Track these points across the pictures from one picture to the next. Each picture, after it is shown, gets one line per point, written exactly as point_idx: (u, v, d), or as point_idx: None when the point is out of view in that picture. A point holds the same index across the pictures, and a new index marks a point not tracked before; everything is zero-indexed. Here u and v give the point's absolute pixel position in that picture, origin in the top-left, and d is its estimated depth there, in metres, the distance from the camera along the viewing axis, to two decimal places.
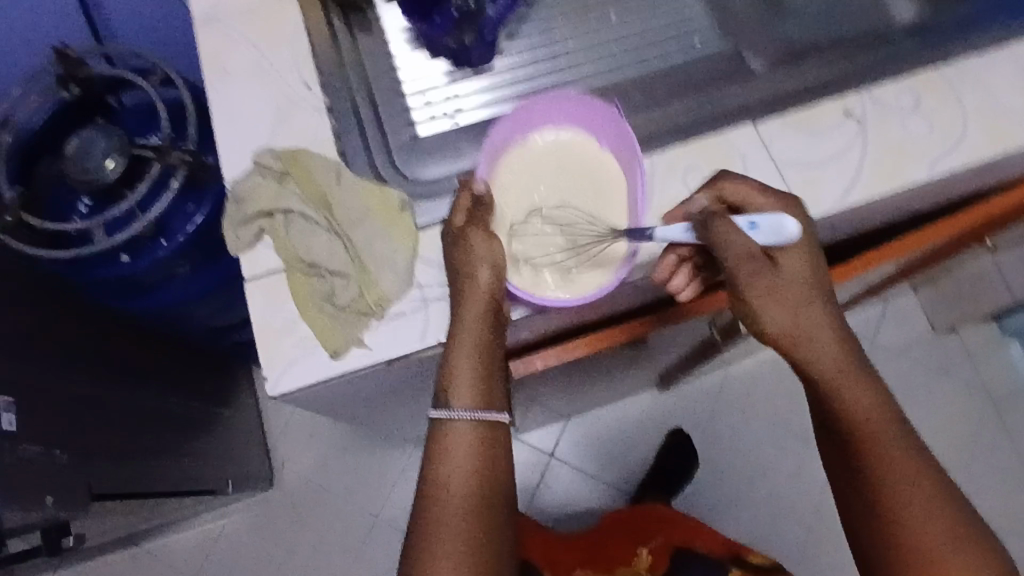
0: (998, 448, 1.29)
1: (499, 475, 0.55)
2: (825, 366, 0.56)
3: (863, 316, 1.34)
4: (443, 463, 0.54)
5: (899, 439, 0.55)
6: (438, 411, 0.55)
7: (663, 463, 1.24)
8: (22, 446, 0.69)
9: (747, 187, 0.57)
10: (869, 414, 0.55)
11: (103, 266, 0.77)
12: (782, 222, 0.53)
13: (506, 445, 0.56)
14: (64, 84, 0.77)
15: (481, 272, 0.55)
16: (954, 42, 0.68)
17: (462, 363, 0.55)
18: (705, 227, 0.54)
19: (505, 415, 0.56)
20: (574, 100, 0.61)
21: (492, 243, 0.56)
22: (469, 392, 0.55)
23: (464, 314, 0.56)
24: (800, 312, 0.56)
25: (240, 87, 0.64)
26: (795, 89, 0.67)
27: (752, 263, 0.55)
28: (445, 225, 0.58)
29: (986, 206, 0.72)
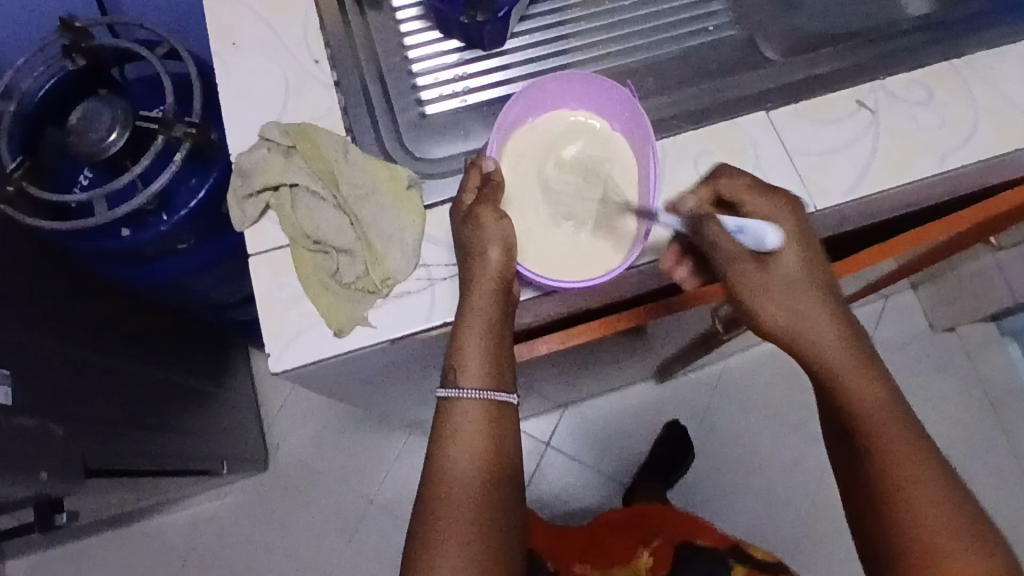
0: (992, 447, 1.29)
1: (503, 454, 0.55)
2: (822, 356, 0.57)
3: (863, 312, 1.34)
4: (448, 443, 0.54)
5: (899, 423, 0.55)
6: (446, 389, 0.56)
7: (661, 453, 1.24)
8: (17, 418, 0.69)
9: (739, 182, 0.58)
10: (867, 397, 0.56)
11: (104, 240, 0.77)
12: (764, 230, 0.55)
13: (513, 424, 0.57)
14: (68, 54, 0.76)
15: (492, 252, 0.54)
16: (970, 34, 0.67)
17: (471, 343, 0.55)
18: (696, 228, 0.57)
19: (512, 395, 0.57)
20: (586, 78, 0.59)
21: (502, 223, 0.55)
22: (477, 371, 0.55)
23: (473, 294, 0.55)
24: (798, 304, 0.57)
25: (247, 62, 0.64)
26: (809, 78, 0.66)
27: (748, 262, 0.57)
28: (453, 204, 0.58)
29: (996, 202, 0.71)
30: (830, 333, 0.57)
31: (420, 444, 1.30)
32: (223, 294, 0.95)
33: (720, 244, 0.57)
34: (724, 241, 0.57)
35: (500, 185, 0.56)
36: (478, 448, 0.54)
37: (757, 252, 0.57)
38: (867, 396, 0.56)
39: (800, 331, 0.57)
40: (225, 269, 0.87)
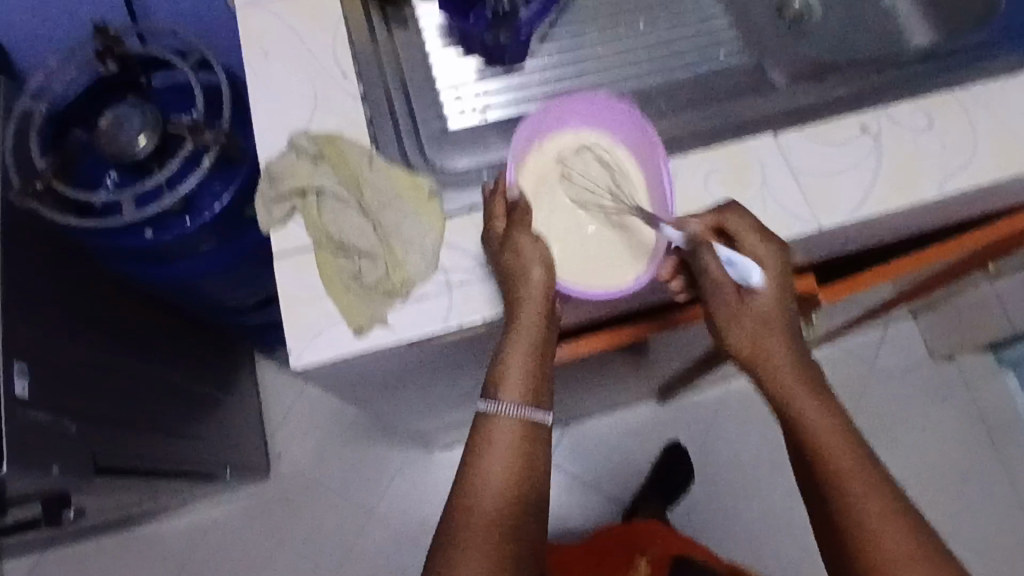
0: (990, 477, 1.29)
1: (529, 478, 0.56)
2: (788, 389, 0.59)
3: (862, 339, 1.36)
4: (476, 458, 0.56)
5: (864, 462, 0.56)
6: (486, 402, 0.57)
7: (661, 473, 1.26)
8: (32, 411, 0.70)
9: (744, 221, 0.59)
10: (831, 435, 0.57)
11: (128, 240, 0.79)
12: (752, 269, 0.58)
13: (546, 447, 0.58)
14: (102, 59, 0.79)
15: (535, 272, 0.56)
16: (969, 66, 0.70)
17: (514, 361, 0.57)
18: (692, 255, 0.58)
19: (547, 414, 0.58)
20: (590, 99, 0.62)
21: (540, 245, 0.57)
22: (519, 387, 0.57)
23: (519, 315, 0.57)
24: (767, 336, 0.59)
25: (278, 72, 0.66)
26: (815, 104, 0.69)
27: (731, 292, 0.59)
28: (484, 233, 0.59)
29: (996, 228, 0.74)
30: (795, 370, 0.59)
31: (422, 458, 1.31)
32: (237, 299, 0.97)
33: (710, 273, 0.59)
34: (715, 272, 0.59)
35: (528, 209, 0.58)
36: (506, 469, 0.56)
37: (742, 285, 0.59)
38: (830, 436, 0.57)
39: (765, 364, 0.60)
40: (242, 274, 0.89)
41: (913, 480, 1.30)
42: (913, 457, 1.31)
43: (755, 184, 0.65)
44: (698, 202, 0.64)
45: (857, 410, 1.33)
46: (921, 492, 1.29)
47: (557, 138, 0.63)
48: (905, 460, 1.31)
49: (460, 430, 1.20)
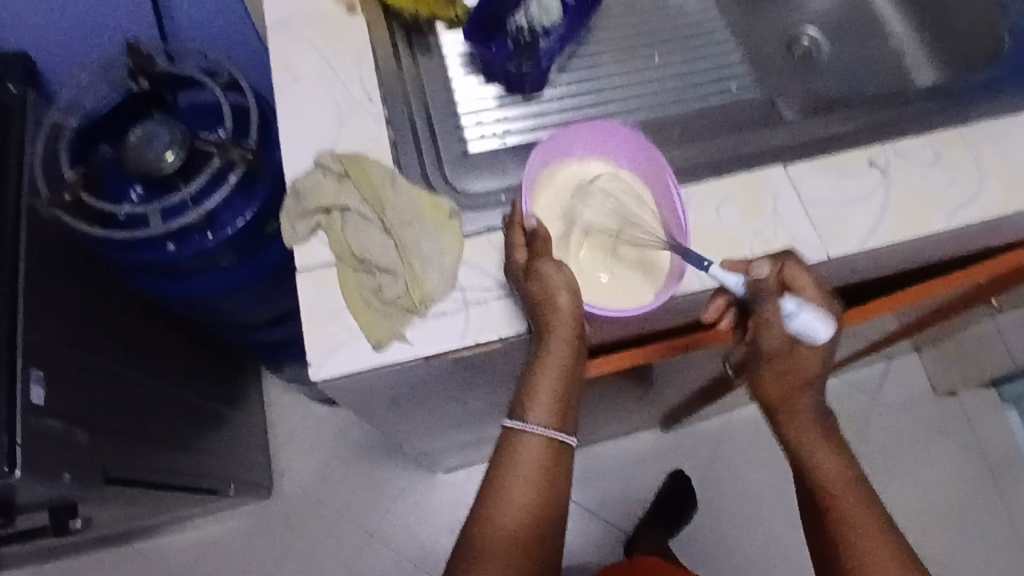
0: (994, 514, 1.29)
1: (555, 494, 0.58)
2: (799, 436, 0.63)
3: (865, 372, 1.37)
4: (506, 473, 0.57)
5: (863, 500, 0.61)
6: (514, 421, 0.58)
7: (665, 502, 1.25)
8: (45, 420, 0.71)
9: (807, 275, 0.57)
10: (838, 476, 0.62)
11: (150, 253, 0.80)
12: (819, 326, 0.55)
13: (569, 463, 0.59)
14: (134, 77, 0.81)
15: (561, 298, 0.56)
16: (973, 104, 0.72)
17: (542, 383, 0.57)
18: (756, 303, 0.58)
19: (571, 435, 0.59)
20: (595, 127, 0.64)
21: (564, 270, 0.56)
22: (546, 408, 0.57)
23: (550, 340, 0.57)
24: (795, 388, 0.61)
25: (305, 94, 0.69)
26: (825, 136, 0.71)
27: (779, 343, 0.58)
28: (508, 266, 0.60)
29: (997, 262, 0.75)
30: (815, 419, 0.62)
31: (424, 480, 1.31)
32: (250, 315, 0.97)
33: (771, 323, 0.58)
34: (775, 327, 0.58)
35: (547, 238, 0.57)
36: (535, 485, 0.57)
37: (799, 339, 0.58)
38: (836, 479, 0.61)
39: (789, 413, 0.62)
40: (257, 289, 0.90)
41: (917, 515, 1.29)
42: (917, 492, 1.30)
43: (767, 212, 0.67)
44: (712, 227, 0.66)
45: (861, 443, 1.33)
46: (925, 528, 1.28)
47: (561, 169, 0.65)
48: (910, 495, 1.30)
49: (464, 452, 1.21)
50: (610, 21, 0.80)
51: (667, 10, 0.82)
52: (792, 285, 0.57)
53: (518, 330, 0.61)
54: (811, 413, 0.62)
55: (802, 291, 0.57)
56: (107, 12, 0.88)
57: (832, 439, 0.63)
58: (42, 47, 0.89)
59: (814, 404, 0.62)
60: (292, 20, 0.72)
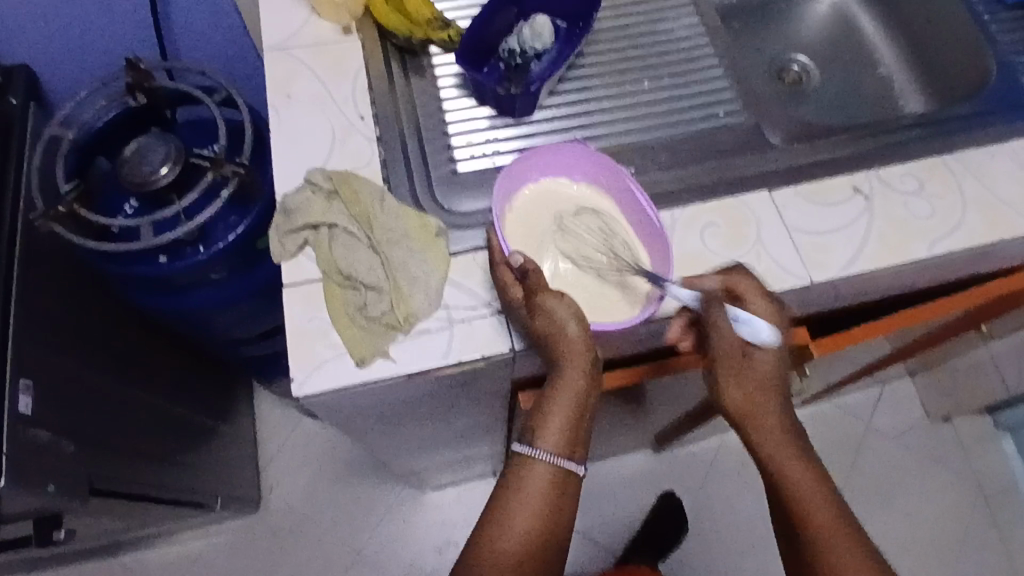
0: (988, 543, 1.28)
1: (559, 523, 0.58)
2: (770, 449, 0.61)
3: (858, 398, 1.37)
4: (507, 501, 0.57)
5: (838, 510, 0.60)
6: (523, 447, 0.58)
7: (656, 526, 1.24)
8: (33, 430, 0.71)
9: (750, 280, 0.61)
10: (811, 487, 0.60)
11: (142, 266, 0.81)
12: (761, 328, 0.59)
13: (575, 494, 0.59)
14: (132, 92, 0.82)
15: (571, 328, 0.57)
16: (958, 135, 0.73)
17: (554, 412, 0.58)
18: (704, 311, 0.60)
19: (579, 464, 0.59)
20: (544, 151, 0.65)
21: (566, 300, 0.57)
22: (558, 436, 0.58)
23: (563, 370, 0.58)
24: (759, 393, 0.61)
25: (299, 113, 0.70)
26: (810, 163, 0.72)
27: (732, 348, 0.60)
28: (506, 305, 0.61)
29: (985, 289, 0.76)
30: (780, 427, 0.61)
31: (414, 499, 1.30)
32: (242, 329, 0.98)
33: (720, 330, 0.59)
34: (726, 332, 0.59)
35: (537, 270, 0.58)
36: (536, 508, 0.57)
37: (748, 344, 0.61)
38: (810, 490, 0.60)
39: (755, 421, 0.61)
40: (249, 303, 0.90)
41: (910, 543, 1.28)
42: (909, 520, 1.29)
43: (751, 237, 0.67)
44: (696, 250, 0.67)
45: (853, 469, 1.32)
46: (918, 556, 1.27)
47: (519, 193, 0.65)
48: (902, 522, 1.29)
49: (454, 471, 1.20)
50: (602, 47, 0.82)
51: (660, 36, 0.83)
52: (741, 295, 0.61)
53: (506, 349, 0.62)
54: (776, 420, 0.61)
55: (751, 299, 0.61)
56: (110, 28, 0.89)
57: (801, 449, 0.62)
58: (45, 60, 0.91)
59: (777, 411, 0.62)
60: (289, 41, 0.74)
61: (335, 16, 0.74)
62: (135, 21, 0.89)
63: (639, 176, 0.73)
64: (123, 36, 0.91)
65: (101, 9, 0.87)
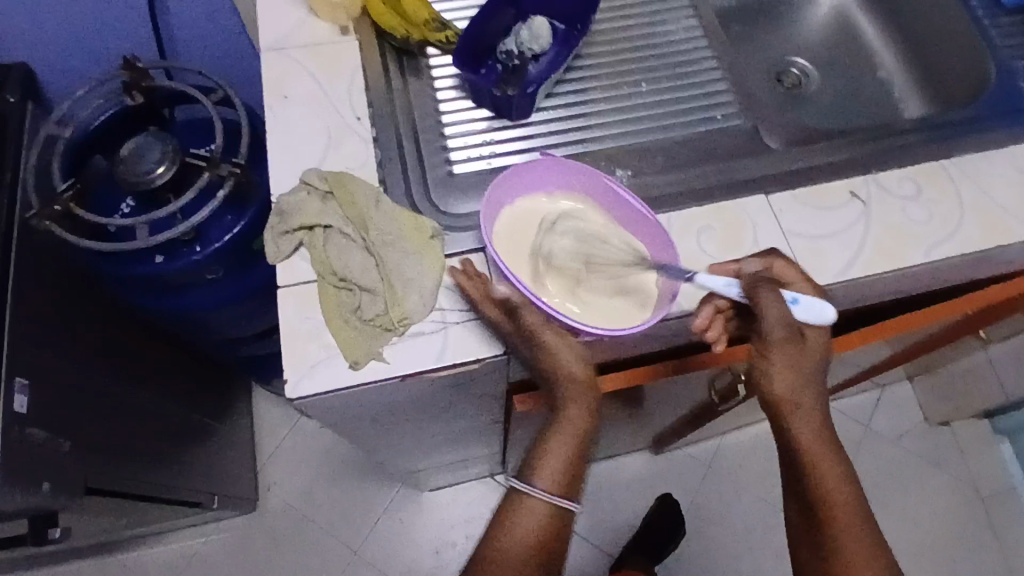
0: (984, 546, 1.28)
1: (555, 557, 0.59)
2: (802, 436, 0.59)
3: (857, 401, 1.36)
4: (507, 529, 0.58)
5: (860, 516, 0.59)
6: (520, 481, 0.59)
7: (653, 528, 1.23)
8: (28, 428, 0.71)
9: (795, 270, 0.61)
10: (841, 489, 0.59)
11: (138, 265, 0.81)
12: (823, 307, 0.57)
13: (569, 534, 0.60)
14: (128, 92, 0.83)
15: (573, 369, 0.60)
16: (957, 140, 0.73)
17: (553, 449, 0.59)
18: (754, 291, 0.58)
19: (574, 504, 0.60)
20: (520, 170, 0.65)
21: (573, 343, 0.60)
22: (554, 475, 0.59)
23: (565, 408, 0.60)
24: (806, 381, 0.59)
25: (295, 114, 0.70)
26: (807, 167, 0.71)
27: (786, 330, 0.58)
28: (484, 320, 0.61)
29: (983, 294, 0.75)
30: (820, 423, 0.60)
31: (411, 498, 1.30)
32: (239, 328, 0.98)
33: (773, 311, 0.57)
34: (778, 312, 0.58)
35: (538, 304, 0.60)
36: (531, 541, 0.58)
37: (801, 327, 0.59)
38: (839, 491, 0.59)
39: (795, 412, 0.59)
40: (246, 303, 0.90)
41: (908, 547, 1.27)
42: (906, 523, 1.29)
43: (746, 241, 0.67)
44: (691, 255, 0.66)
45: None
46: (915, 559, 1.27)
47: (501, 215, 0.65)
48: (899, 526, 1.29)
49: (451, 471, 1.20)
50: (600, 49, 0.81)
51: (658, 38, 0.83)
52: (784, 280, 0.61)
53: (500, 352, 0.62)
54: (816, 415, 0.60)
55: (795, 284, 0.60)
56: (108, 26, 0.89)
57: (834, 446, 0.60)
58: (42, 58, 0.90)
59: (818, 404, 0.60)
60: (286, 41, 0.74)
61: (333, 16, 0.74)
62: (133, 19, 0.89)
63: (635, 179, 0.72)
64: (120, 35, 0.91)
65: (98, 8, 0.87)
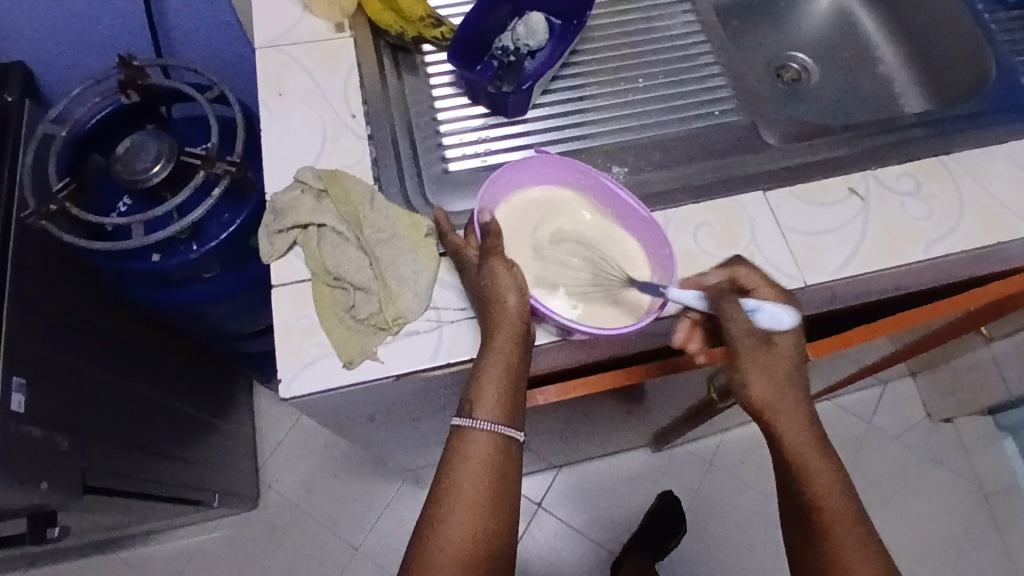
0: (986, 542, 1.27)
1: (508, 488, 0.56)
2: (784, 434, 0.58)
3: (859, 397, 1.36)
4: (457, 469, 0.55)
5: (850, 507, 0.57)
6: (461, 418, 0.57)
7: (654, 524, 1.23)
8: (25, 426, 0.71)
9: (756, 275, 0.61)
10: (827, 483, 0.58)
11: (134, 263, 0.81)
12: (783, 312, 0.59)
13: (518, 462, 0.57)
14: (125, 90, 0.82)
15: (508, 298, 0.57)
16: (957, 135, 0.72)
17: (489, 378, 0.57)
18: (714, 304, 0.59)
19: (519, 431, 0.58)
20: (514, 167, 0.64)
21: (513, 271, 0.58)
22: (493, 404, 0.56)
23: (495, 336, 0.58)
24: (785, 383, 0.59)
25: (290, 111, 0.70)
26: (806, 163, 0.71)
27: (751, 338, 0.59)
28: (460, 264, 0.62)
29: (986, 290, 0.75)
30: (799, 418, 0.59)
31: (412, 495, 1.30)
32: (238, 326, 0.98)
33: (735, 322, 0.59)
34: (742, 321, 0.59)
35: (497, 234, 0.59)
36: (480, 481, 0.55)
37: (768, 332, 0.59)
38: (822, 481, 0.57)
39: (776, 412, 0.59)
40: (243, 301, 0.90)
41: (910, 544, 1.27)
42: (908, 519, 1.29)
43: (744, 238, 0.67)
44: (688, 252, 0.66)
45: (853, 469, 1.31)
46: (918, 555, 1.26)
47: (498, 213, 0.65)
48: (901, 522, 1.28)
49: None
50: (596, 44, 0.81)
51: (656, 34, 0.82)
52: (747, 288, 0.61)
53: None
54: (797, 413, 0.59)
55: (755, 291, 0.61)
56: (104, 24, 0.89)
57: (819, 443, 0.59)
58: (39, 55, 0.90)
59: (799, 402, 0.59)
60: (281, 38, 0.73)
61: (328, 13, 0.74)
62: (129, 17, 0.89)
63: (632, 176, 0.72)
64: (116, 32, 0.91)
65: (94, 5, 0.86)
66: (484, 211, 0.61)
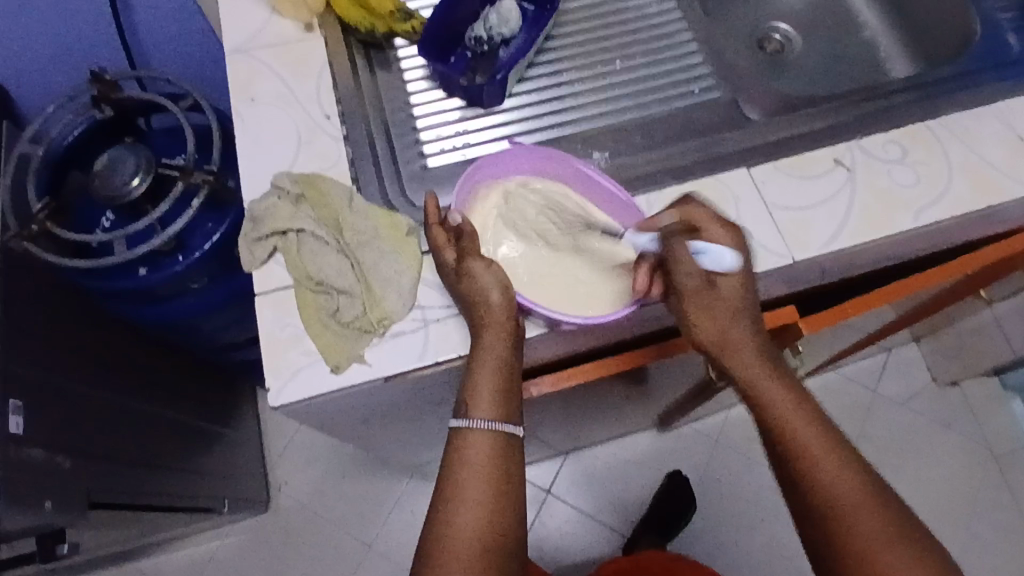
0: (999, 502, 1.26)
1: (513, 484, 0.55)
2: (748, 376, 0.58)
3: (863, 365, 1.35)
4: (458, 464, 0.55)
5: (828, 437, 0.56)
6: (458, 420, 0.56)
7: (663, 505, 1.23)
8: (25, 448, 0.70)
9: (708, 211, 0.60)
10: (803, 424, 0.57)
11: (121, 278, 0.81)
12: (723, 253, 0.59)
13: (521, 457, 0.57)
14: (97, 105, 0.83)
15: (492, 297, 0.57)
16: (945, 96, 0.71)
17: (481, 378, 0.57)
18: (666, 246, 0.60)
19: (518, 427, 0.57)
20: (488, 161, 0.64)
21: (493, 269, 0.58)
22: (490, 404, 0.56)
23: (484, 335, 0.57)
24: (726, 323, 0.59)
25: (263, 115, 0.69)
26: (789, 136, 0.70)
27: (697, 280, 0.59)
28: (437, 264, 0.60)
29: (982, 254, 0.73)
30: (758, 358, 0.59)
31: (421, 489, 1.31)
32: (230, 333, 0.97)
33: (678, 261, 0.59)
34: (687, 265, 0.59)
35: (474, 235, 0.59)
36: (482, 479, 0.54)
37: (713, 275, 0.59)
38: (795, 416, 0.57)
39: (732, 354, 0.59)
40: (234, 309, 0.90)
41: (923, 509, 1.26)
42: (918, 486, 1.28)
43: (729, 216, 0.66)
44: None
45: (860, 439, 1.31)
46: (929, 519, 1.25)
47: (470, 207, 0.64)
48: (911, 487, 1.28)
49: None
50: (572, 28, 0.79)
51: (629, 13, 0.81)
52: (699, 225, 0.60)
53: None
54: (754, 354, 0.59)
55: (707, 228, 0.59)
56: (76, 37, 0.88)
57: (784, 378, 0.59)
58: (12, 72, 0.89)
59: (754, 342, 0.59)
60: (249, 43, 0.72)
61: (295, 13, 0.73)
62: (99, 27, 0.88)
63: (613, 161, 0.71)
64: (88, 44, 0.90)
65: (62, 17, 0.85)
66: (457, 213, 0.60)
